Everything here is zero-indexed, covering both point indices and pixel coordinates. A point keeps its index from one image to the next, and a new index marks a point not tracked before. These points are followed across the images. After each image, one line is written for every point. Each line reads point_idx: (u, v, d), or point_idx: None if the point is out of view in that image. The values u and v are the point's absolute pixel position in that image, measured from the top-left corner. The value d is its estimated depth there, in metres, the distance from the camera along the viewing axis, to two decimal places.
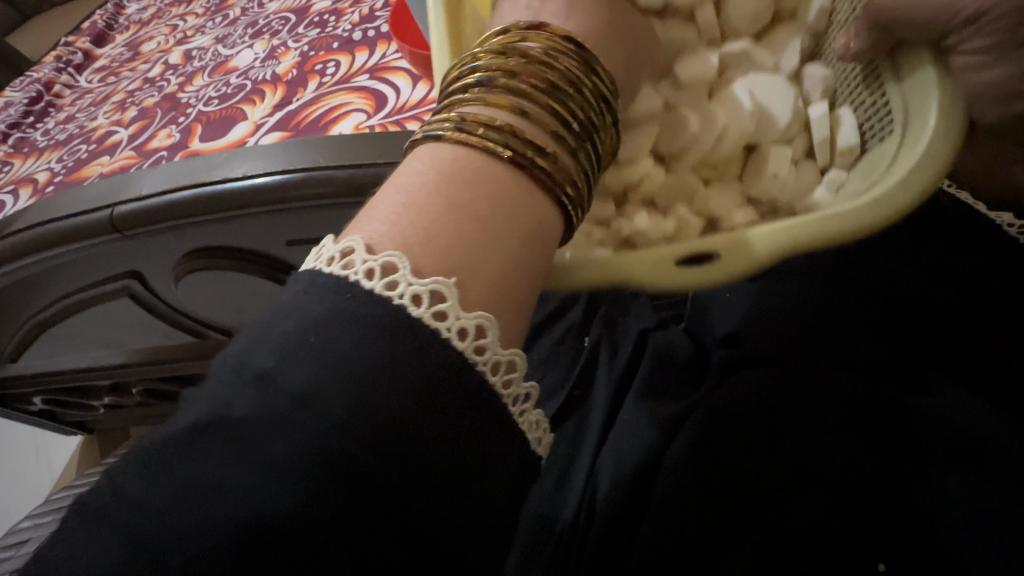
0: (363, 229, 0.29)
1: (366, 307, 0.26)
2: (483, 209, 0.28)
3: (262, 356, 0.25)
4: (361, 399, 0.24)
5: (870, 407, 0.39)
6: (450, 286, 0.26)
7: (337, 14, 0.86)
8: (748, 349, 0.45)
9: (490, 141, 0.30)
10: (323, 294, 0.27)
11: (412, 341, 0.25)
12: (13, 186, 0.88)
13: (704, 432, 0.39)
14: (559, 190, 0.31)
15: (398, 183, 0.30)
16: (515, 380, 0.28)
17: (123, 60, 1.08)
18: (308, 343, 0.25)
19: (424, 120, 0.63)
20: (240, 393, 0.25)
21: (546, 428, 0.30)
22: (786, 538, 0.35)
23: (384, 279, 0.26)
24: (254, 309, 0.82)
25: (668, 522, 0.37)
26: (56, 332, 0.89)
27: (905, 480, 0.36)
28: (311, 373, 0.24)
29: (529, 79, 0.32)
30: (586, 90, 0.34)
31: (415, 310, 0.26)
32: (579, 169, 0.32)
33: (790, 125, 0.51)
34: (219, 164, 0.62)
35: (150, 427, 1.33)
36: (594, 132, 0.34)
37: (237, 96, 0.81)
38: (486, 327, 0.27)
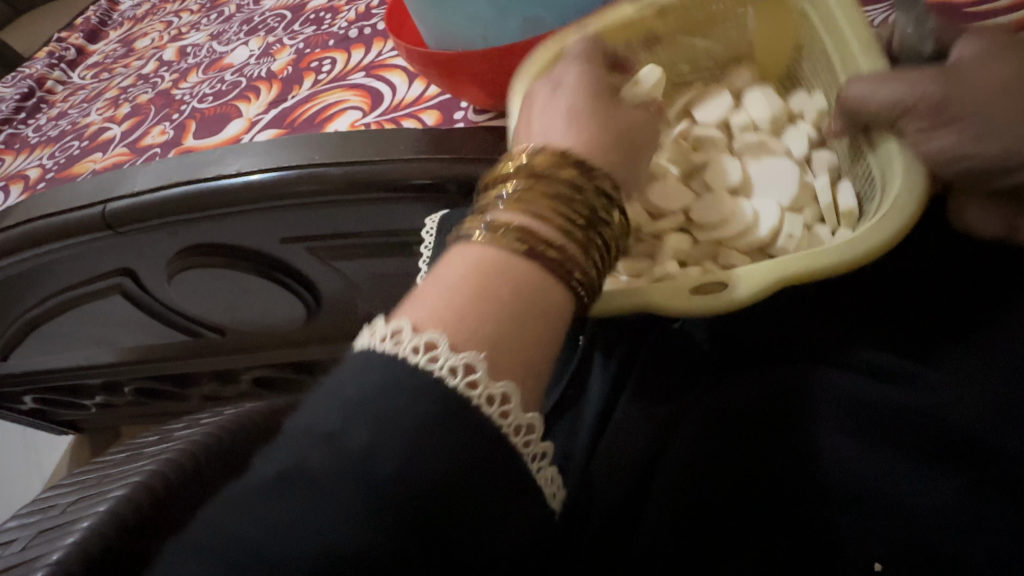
0: (410, 309, 0.31)
1: (417, 382, 0.28)
2: (501, 298, 0.30)
3: (327, 418, 0.27)
4: (412, 453, 0.26)
5: (875, 407, 0.36)
6: (481, 360, 0.29)
7: (334, 11, 0.86)
8: (748, 345, 0.43)
9: (505, 239, 0.32)
10: (379, 368, 0.29)
11: (456, 409, 0.28)
12: (4, 183, 0.87)
13: (698, 434, 0.38)
14: (567, 275, 0.32)
15: (436, 278, 0.32)
16: (533, 440, 0.30)
17: (117, 56, 1.07)
18: (370, 407, 0.27)
19: (420, 118, 0.63)
20: (307, 451, 0.26)
21: (560, 479, 0.33)
22: (777, 540, 0.34)
23: (427, 354, 0.28)
24: (248, 308, 0.82)
25: (662, 524, 0.36)
26: (48, 330, 0.89)
27: (912, 484, 0.33)
28: (372, 431, 0.26)
29: (546, 175, 0.35)
30: (596, 178, 0.35)
31: (454, 382, 0.28)
32: (586, 256, 0.34)
33: (799, 192, 0.50)
34: (213, 161, 0.61)
35: (143, 425, 1.32)
36: (604, 219, 0.35)
37: (232, 93, 0.81)
38: (511, 395, 0.29)
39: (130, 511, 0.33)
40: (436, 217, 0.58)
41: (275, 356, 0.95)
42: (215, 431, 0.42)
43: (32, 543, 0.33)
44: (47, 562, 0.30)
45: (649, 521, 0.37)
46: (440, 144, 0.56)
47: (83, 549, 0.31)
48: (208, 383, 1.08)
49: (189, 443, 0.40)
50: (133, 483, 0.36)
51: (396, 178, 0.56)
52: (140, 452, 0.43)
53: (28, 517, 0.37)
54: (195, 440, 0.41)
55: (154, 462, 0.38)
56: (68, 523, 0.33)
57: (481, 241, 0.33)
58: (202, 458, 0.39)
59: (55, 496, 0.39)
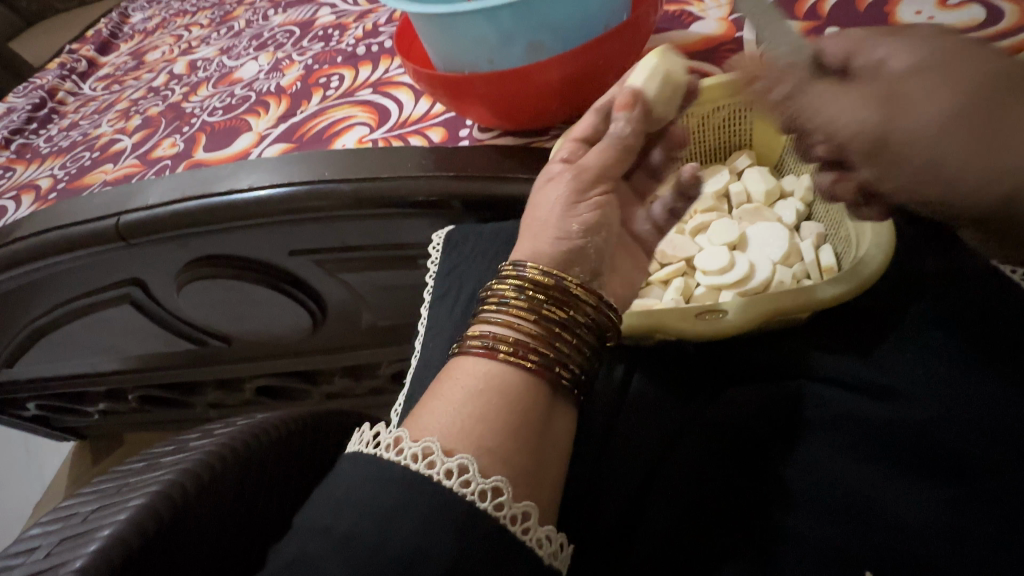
0: (415, 421, 0.36)
1: (385, 474, 0.32)
2: (478, 386, 0.36)
3: (319, 516, 0.32)
4: (391, 532, 0.30)
5: (867, 424, 0.37)
6: (434, 442, 0.33)
7: (342, 28, 0.88)
8: (744, 360, 0.44)
9: (479, 345, 0.38)
10: (359, 468, 0.33)
11: (420, 490, 0.31)
12: (15, 192, 0.89)
13: (699, 448, 0.40)
14: (526, 362, 0.37)
15: (437, 387, 0.37)
16: (505, 502, 0.32)
17: (128, 68, 1.09)
18: (352, 501, 0.32)
19: (427, 135, 0.65)
20: (304, 544, 0.31)
21: (559, 536, 0.34)
22: (776, 550, 0.35)
23: (395, 447, 0.34)
24: (254, 318, 0.83)
25: (660, 536, 0.38)
26: (55, 338, 0.90)
27: (904, 493, 0.34)
28: (355, 519, 0.31)
29: (504, 294, 0.40)
30: (551, 289, 0.39)
31: (414, 466, 0.32)
32: (548, 351, 0.38)
33: (783, 249, 0.51)
34: (226, 176, 0.63)
35: (144, 433, 1.32)
36: (564, 323, 0.39)
37: (242, 107, 0.83)
38: (469, 464, 0.32)
39: (151, 520, 0.35)
40: (442, 233, 0.60)
41: (280, 365, 0.96)
42: (228, 442, 0.44)
43: (55, 550, 0.34)
44: (71, 569, 0.31)
45: (653, 535, 0.38)
46: (446, 162, 0.58)
47: (105, 556, 0.32)
48: (212, 391, 1.09)
49: (205, 454, 0.42)
50: (152, 492, 0.37)
51: (404, 194, 0.58)
52: (157, 461, 0.44)
53: (50, 525, 0.38)
54: (211, 451, 0.42)
55: (172, 472, 0.40)
56: (90, 532, 0.34)
57: (464, 353, 0.39)
58: (216, 469, 0.41)
59: (76, 504, 0.40)
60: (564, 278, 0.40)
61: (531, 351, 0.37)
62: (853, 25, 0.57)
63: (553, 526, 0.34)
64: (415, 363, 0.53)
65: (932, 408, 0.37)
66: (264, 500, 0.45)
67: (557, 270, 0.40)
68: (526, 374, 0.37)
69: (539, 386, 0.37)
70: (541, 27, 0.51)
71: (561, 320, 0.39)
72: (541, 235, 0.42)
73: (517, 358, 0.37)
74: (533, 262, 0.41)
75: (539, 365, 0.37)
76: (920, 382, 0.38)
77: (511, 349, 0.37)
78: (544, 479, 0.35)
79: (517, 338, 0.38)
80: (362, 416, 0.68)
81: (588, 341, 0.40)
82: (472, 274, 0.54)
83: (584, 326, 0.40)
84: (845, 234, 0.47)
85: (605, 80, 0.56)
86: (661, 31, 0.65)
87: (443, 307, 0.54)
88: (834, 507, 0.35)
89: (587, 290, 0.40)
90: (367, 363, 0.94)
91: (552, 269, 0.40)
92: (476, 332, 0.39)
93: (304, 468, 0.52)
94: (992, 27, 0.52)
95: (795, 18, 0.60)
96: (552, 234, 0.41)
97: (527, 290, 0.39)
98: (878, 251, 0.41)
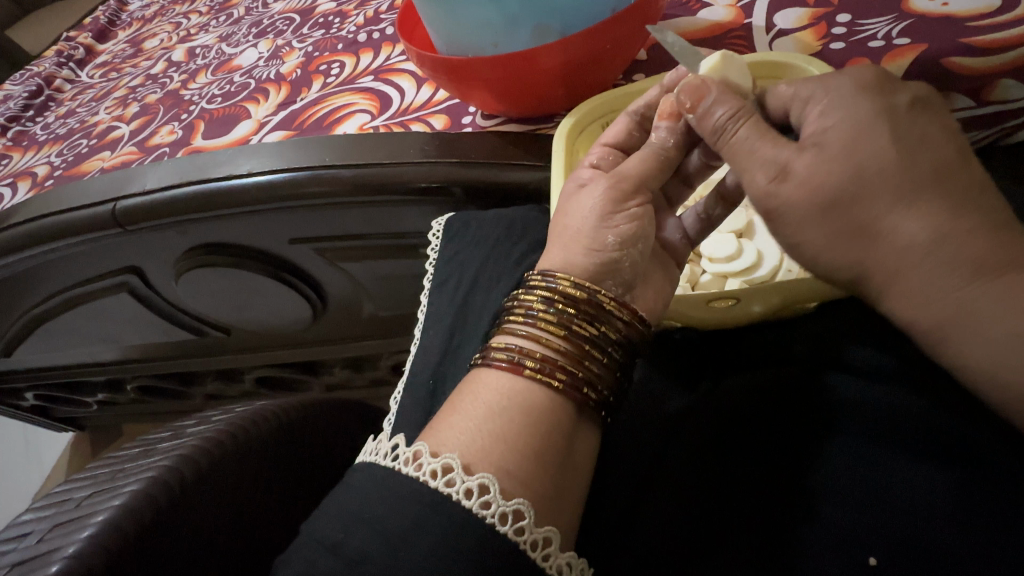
0: (430, 435, 0.35)
1: (403, 490, 0.31)
2: (493, 400, 0.35)
3: (331, 529, 0.31)
4: (405, 554, 0.29)
5: (888, 418, 0.36)
6: (456, 459, 0.32)
7: (342, 15, 0.87)
8: (754, 354, 0.44)
9: (502, 358, 0.37)
10: (376, 482, 0.32)
11: (440, 511, 0.30)
12: (11, 180, 0.87)
13: (710, 436, 0.39)
14: (550, 379, 0.36)
15: (455, 399, 0.37)
16: (526, 527, 0.31)
17: (125, 55, 1.08)
18: (364, 516, 0.31)
19: (429, 122, 0.64)
20: (314, 560, 0.30)
21: (580, 560, 0.33)
22: (789, 539, 0.34)
23: (414, 462, 0.33)
24: (255, 308, 0.82)
25: (664, 522, 0.37)
26: (52, 327, 0.89)
27: (919, 482, 0.33)
28: (369, 534, 0.30)
29: (532, 307, 0.39)
30: (583, 306, 0.38)
31: (434, 483, 0.32)
32: (577, 370, 0.37)
33: None
34: (225, 162, 0.62)
35: (143, 423, 1.32)
36: (596, 342, 0.38)
37: (242, 94, 0.82)
38: (490, 484, 0.31)
39: (146, 507, 0.34)
40: (443, 219, 0.59)
41: (279, 356, 0.95)
42: (228, 429, 0.44)
43: (47, 536, 0.33)
44: (62, 556, 0.30)
45: (649, 520, 0.37)
46: (449, 149, 0.57)
47: (102, 544, 0.31)
48: (211, 382, 1.08)
49: (202, 440, 0.41)
50: (147, 478, 0.36)
51: (406, 181, 0.57)
52: (154, 447, 0.43)
53: (43, 511, 0.37)
54: (208, 438, 0.41)
55: (167, 458, 0.39)
56: (83, 518, 0.33)
57: (487, 365, 0.38)
58: (215, 457, 0.40)
59: (69, 490, 0.39)
60: (596, 291, 0.39)
61: (559, 368, 0.37)
62: (866, 12, 0.56)
63: (573, 552, 0.33)
64: (415, 351, 0.52)
65: (930, 398, 0.36)
66: (263, 488, 0.45)
67: (588, 281, 0.39)
68: (550, 392, 0.36)
69: (564, 405, 0.36)
70: (547, 10, 0.51)
71: (589, 337, 0.38)
72: (565, 240, 0.41)
73: (544, 375, 0.36)
74: (559, 266, 0.40)
75: (567, 384, 0.36)
76: (925, 373, 0.38)
77: (538, 366, 0.36)
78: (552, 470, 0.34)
79: (544, 354, 0.37)
80: (364, 406, 0.67)
81: (618, 358, 0.39)
82: (474, 262, 0.53)
83: (614, 343, 0.39)
84: None
85: (612, 65, 0.55)
86: (670, 17, 0.63)
87: (445, 295, 0.53)
88: (840, 492, 0.34)
89: (621, 305, 0.39)
90: (369, 354, 0.94)
91: (583, 280, 0.39)
92: (500, 344, 0.38)
93: (307, 459, 0.51)
94: (1006, 15, 0.51)
95: (805, 5, 0.59)
96: (579, 238, 0.40)
97: (557, 302, 0.38)
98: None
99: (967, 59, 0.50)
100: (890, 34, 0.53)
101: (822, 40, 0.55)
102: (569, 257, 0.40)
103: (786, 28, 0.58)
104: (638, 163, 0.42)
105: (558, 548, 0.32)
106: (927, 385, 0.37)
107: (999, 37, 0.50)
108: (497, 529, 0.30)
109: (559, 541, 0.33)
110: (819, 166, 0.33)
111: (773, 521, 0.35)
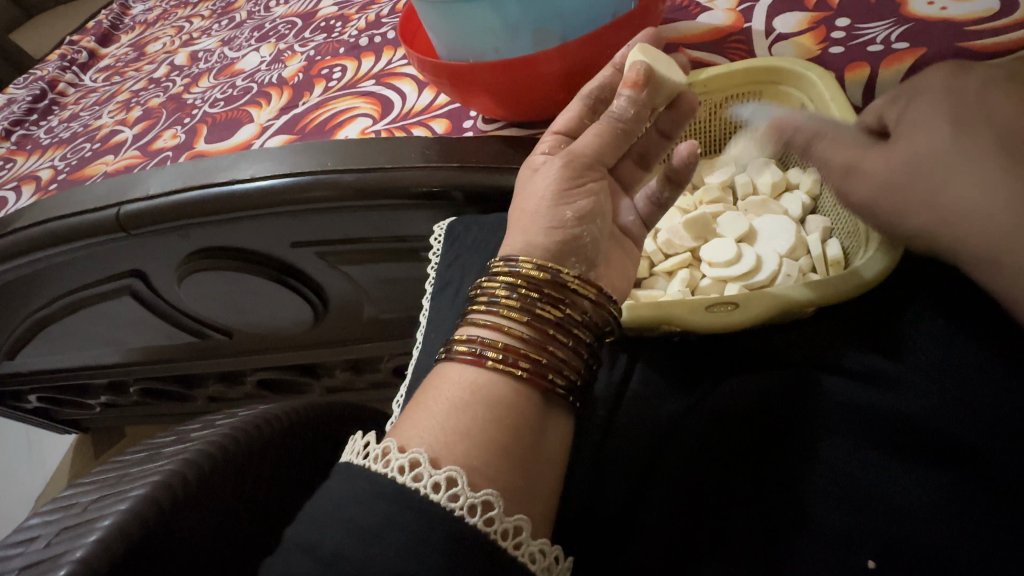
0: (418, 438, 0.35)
1: (374, 490, 0.31)
2: (465, 398, 0.35)
3: (306, 532, 0.31)
4: (378, 553, 0.29)
5: (870, 421, 0.36)
6: (421, 453, 0.33)
7: (344, 20, 0.87)
8: (744, 358, 0.45)
9: (465, 352, 0.37)
10: (351, 481, 0.32)
11: (410, 507, 0.30)
12: (15, 183, 0.88)
13: (704, 435, 0.39)
14: (514, 367, 0.36)
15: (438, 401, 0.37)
16: (496, 516, 0.31)
17: (128, 60, 1.08)
18: (342, 516, 0.30)
19: (430, 126, 0.64)
20: (291, 563, 0.30)
21: (554, 549, 0.33)
22: (788, 540, 0.34)
23: (382, 458, 0.33)
24: (256, 310, 0.83)
25: (661, 523, 0.37)
26: (56, 329, 0.89)
27: (905, 481, 0.34)
28: (342, 535, 0.29)
29: (495, 299, 0.39)
30: (546, 290, 0.39)
31: (401, 478, 0.32)
32: (542, 356, 0.37)
33: (791, 243, 0.49)
34: (227, 166, 0.62)
35: (146, 426, 1.32)
36: (562, 324, 0.39)
37: (243, 98, 0.82)
38: (457, 476, 0.31)
39: (153, 510, 0.35)
40: (445, 223, 0.59)
41: (281, 358, 0.96)
42: (231, 432, 0.44)
43: (54, 541, 0.33)
44: (71, 560, 0.31)
45: (649, 525, 0.37)
46: (450, 153, 0.57)
47: (108, 546, 0.32)
48: (212, 384, 1.09)
49: (206, 444, 0.41)
50: (153, 482, 0.36)
51: (406, 185, 0.57)
52: (158, 451, 0.43)
53: (50, 515, 0.37)
54: (212, 441, 0.42)
55: (171, 462, 0.39)
56: (91, 522, 0.34)
57: (454, 360, 0.38)
58: (219, 460, 0.41)
59: (75, 495, 0.39)
60: (560, 271, 0.39)
61: (521, 358, 0.36)
62: (864, 17, 0.56)
63: (546, 539, 0.33)
64: (416, 357, 0.52)
65: (931, 396, 0.37)
66: (263, 492, 0.45)
67: (550, 261, 0.40)
68: (513, 381, 0.36)
69: (531, 395, 0.36)
70: (547, 16, 0.51)
71: (555, 319, 0.38)
72: (526, 228, 0.42)
73: (506, 364, 0.36)
74: (523, 250, 0.41)
75: (531, 371, 0.36)
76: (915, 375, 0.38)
77: (499, 357, 0.36)
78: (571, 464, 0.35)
79: (507, 343, 0.37)
80: (364, 408, 0.67)
81: (584, 340, 0.39)
82: (473, 266, 0.54)
83: (581, 324, 0.40)
84: (854, 227, 0.46)
85: None
86: (669, 21, 0.64)
87: (446, 297, 0.54)
88: (836, 492, 0.34)
89: (585, 282, 0.40)
90: (369, 357, 0.94)
91: (546, 262, 0.40)
92: (462, 336, 0.38)
93: (307, 462, 0.52)
94: (1005, 19, 0.51)
95: (803, 10, 0.59)
96: (537, 224, 0.41)
97: (520, 288, 0.39)
98: (881, 257, 0.41)
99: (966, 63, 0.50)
100: (888, 40, 0.54)
101: (821, 45, 0.56)
102: (557, 262, 0.40)
103: (785, 32, 0.58)
104: (590, 140, 0.43)
105: (530, 536, 0.32)
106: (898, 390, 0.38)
107: (997, 41, 0.50)
108: (468, 525, 0.30)
109: (531, 529, 0.33)
110: (890, 153, 0.35)
111: (774, 523, 0.35)
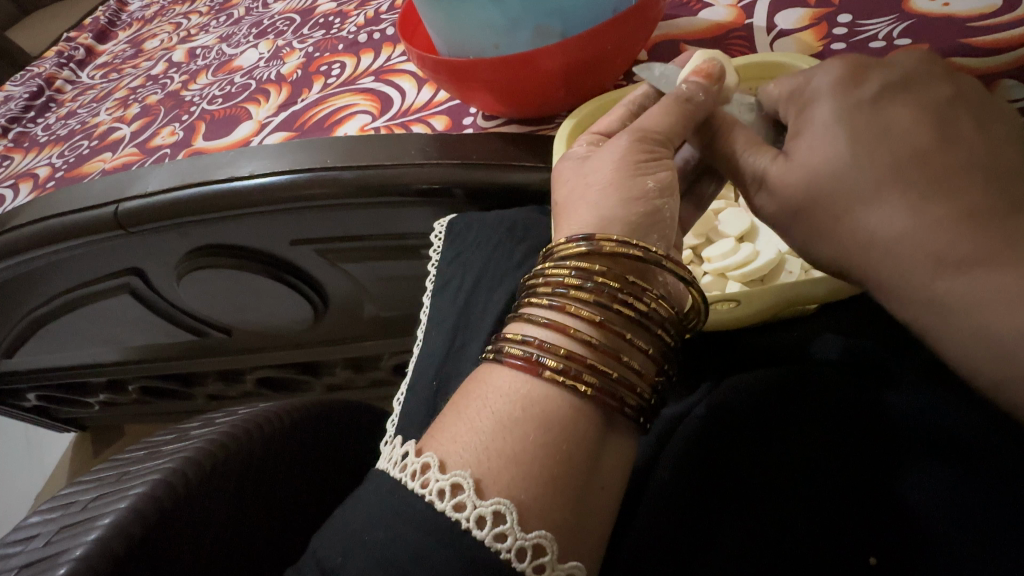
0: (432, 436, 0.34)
1: (405, 511, 0.30)
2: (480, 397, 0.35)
3: (332, 550, 0.29)
4: None
5: (852, 412, 0.37)
6: (468, 481, 0.30)
7: (343, 16, 0.86)
8: (745, 353, 0.45)
9: (515, 356, 0.33)
10: (382, 496, 0.31)
11: (442, 537, 0.28)
12: (13, 181, 0.88)
13: (703, 427, 0.39)
14: (577, 382, 0.32)
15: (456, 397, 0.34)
16: (547, 564, 0.29)
17: (126, 56, 1.08)
18: (367, 537, 0.29)
19: (430, 123, 0.64)
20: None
21: None
22: (782, 535, 0.34)
23: (422, 476, 0.31)
24: (256, 308, 0.82)
25: (657, 516, 0.36)
26: (55, 328, 0.89)
27: (875, 473, 0.35)
28: (367, 561, 0.28)
29: (574, 292, 0.35)
30: (631, 285, 0.35)
31: (441, 505, 0.29)
32: (619, 367, 0.34)
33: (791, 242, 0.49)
34: (226, 163, 0.62)
35: (145, 424, 1.32)
36: (647, 324, 0.35)
37: (242, 95, 0.82)
38: (506, 513, 0.29)
39: (153, 508, 0.34)
40: (445, 220, 0.59)
41: (282, 356, 0.96)
42: (232, 431, 0.44)
43: (54, 538, 0.33)
44: (71, 558, 0.30)
45: (641, 526, 0.36)
46: (450, 150, 0.57)
47: (108, 545, 0.31)
48: (212, 382, 1.09)
49: (206, 442, 0.41)
50: (153, 480, 0.36)
51: (407, 182, 0.57)
52: (158, 449, 0.43)
53: (49, 513, 0.37)
54: (212, 440, 0.42)
55: (172, 460, 0.39)
56: (91, 520, 0.34)
57: (501, 362, 0.34)
58: (220, 458, 0.41)
59: (75, 493, 0.39)
60: (647, 250, 0.36)
61: (586, 370, 0.33)
62: (866, 13, 0.56)
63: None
64: (417, 353, 0.52)
65: (923, 395, 0.36)
66: (269, 493, 0.45)
67: (633, 238, 0.36)
68: (564, 394, 0.32)
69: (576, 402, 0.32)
70: (549, 12, 0.51)
71: (636, 318, 0.35)
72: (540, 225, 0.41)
73: (570, 376, 0.32)
74: (594, 225, 0.37)
75: (597, 388, 0.32)
76: (914, 367, 0.38)
77: (560, 367, 0.32)
78: (564, 485, 0.30)
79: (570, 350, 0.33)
80: (367, 405, 0.67)
81: (668, 340, 0.37)
82: (475, 264, 0.54)
83: (665, 322, 0.36)
84: None
85: (616, 65, 0.56)
86: (670, 18, 0.64)
87: (447, 296, 0.54)
88: (827, 487, 0.35)
89: (678, 263, 0.37)
90: (369, 355, 0.94)
91: (633, 239, 0.36)
92: (518, 336, 0.34)
93: (312, 458, 0.51)
94: (1008, 15, 0.51)
95: (806, 6, 0.59)
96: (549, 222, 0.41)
97: (596, 276, 0.35)
98: None
99: (971, 59, 0.49)
100: (891, 35, 0.53)
101: (822, 41, 0.55)
102: None
103: (786, 28, 0.58)
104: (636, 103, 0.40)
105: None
106: (873, 385, 0.39)
107: (998, 38, 0.50)
108: (511, 568, 0.28)
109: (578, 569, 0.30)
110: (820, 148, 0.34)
111: (769, 519, 0.35)
